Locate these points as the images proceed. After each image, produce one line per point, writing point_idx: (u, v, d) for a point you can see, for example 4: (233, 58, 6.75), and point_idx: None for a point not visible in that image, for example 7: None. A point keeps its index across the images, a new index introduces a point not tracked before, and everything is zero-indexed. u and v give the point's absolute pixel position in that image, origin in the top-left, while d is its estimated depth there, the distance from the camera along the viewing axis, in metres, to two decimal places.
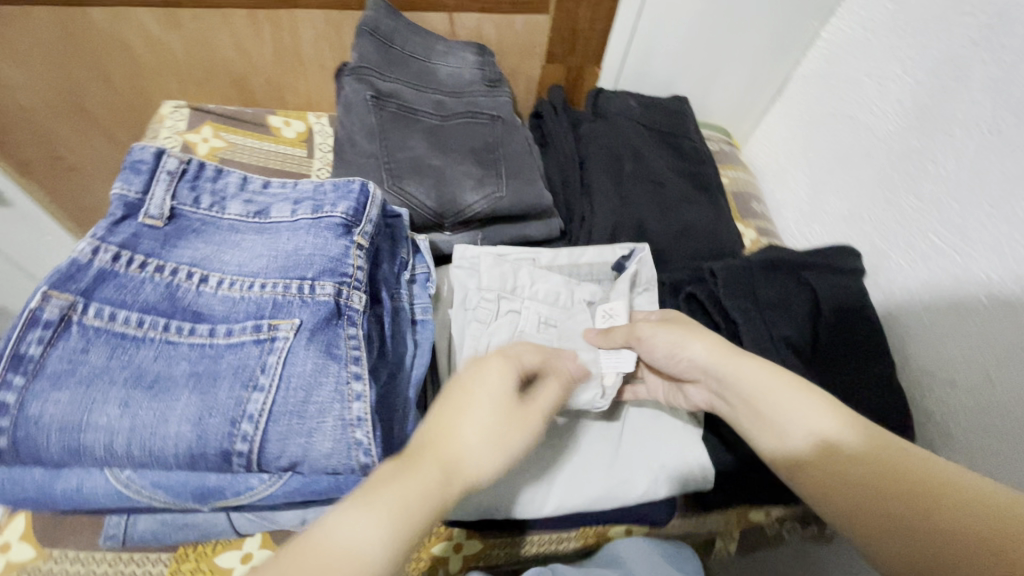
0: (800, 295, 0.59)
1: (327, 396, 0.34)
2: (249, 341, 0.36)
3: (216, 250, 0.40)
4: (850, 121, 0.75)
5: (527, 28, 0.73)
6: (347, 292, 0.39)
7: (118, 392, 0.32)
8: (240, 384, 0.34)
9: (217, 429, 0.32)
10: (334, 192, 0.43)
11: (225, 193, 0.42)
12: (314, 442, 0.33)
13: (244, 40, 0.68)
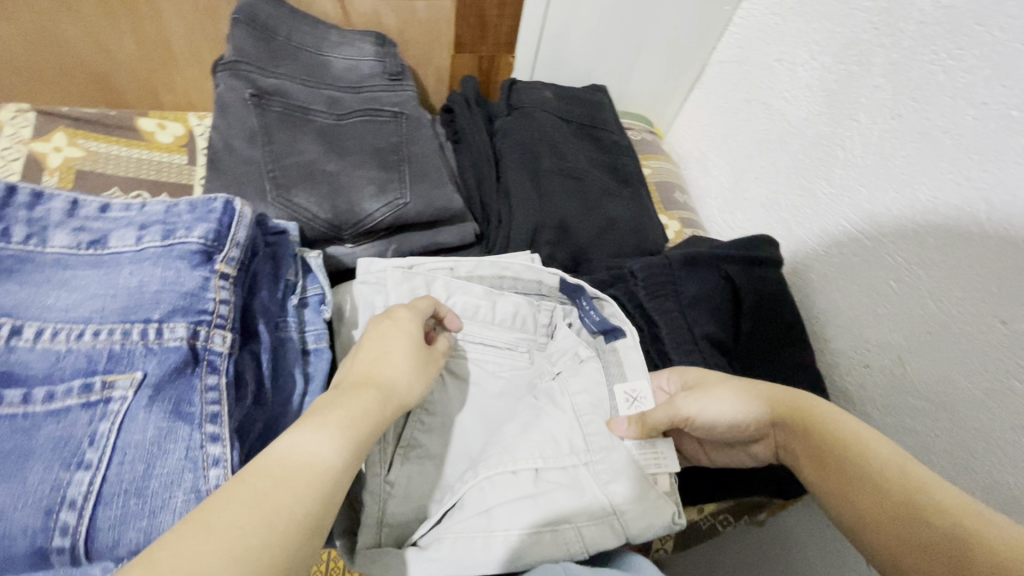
0: (721, 289, 0.57)
1: (175, 465, 0.29)
2: (76, 405, 0.30)
3: (36, 293, 0.33)
4: (764, 107, 0.75)
5: (430, 15, 0.67)
6: (205, 333, 0.33)
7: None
8: (60, 462, 0.28)
9: (27, 523, 0.26)
10: (190, 213, 0.37)
11: (46, 222, 0.35)
12: (159, 524, 0.28)
13: (98, 31, 0.59)
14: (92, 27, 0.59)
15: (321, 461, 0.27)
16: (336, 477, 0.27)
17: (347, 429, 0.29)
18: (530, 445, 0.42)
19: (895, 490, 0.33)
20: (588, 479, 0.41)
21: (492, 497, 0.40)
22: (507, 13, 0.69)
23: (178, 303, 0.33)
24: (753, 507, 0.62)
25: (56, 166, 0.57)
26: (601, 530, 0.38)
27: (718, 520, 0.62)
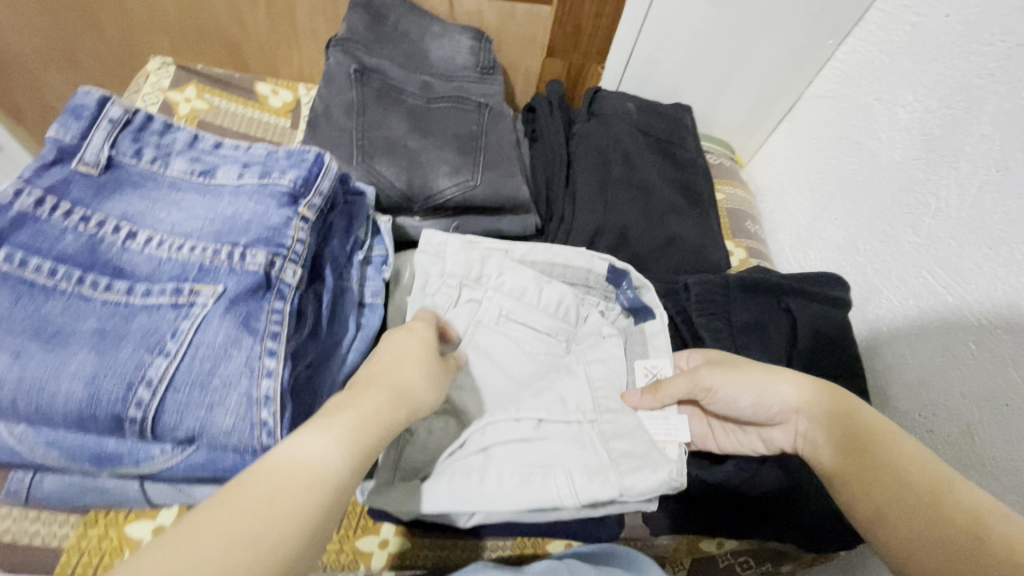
0: (776, 320, 0.56)
1: (235, 368, 0.32)
2: (166, 304, 0.34)
3: (152, 207, 0.38)
4: (856, 146, 0.72)
5: (528, 17, 0.70)
6: (280, 264, 0.37)
7: (13, 341, 0.31)
8: (146, 347, 0.32)
9: (111, 392, 0.30)
10: (286, 159, 0.41)
11: (170, 149, 0.40)
12: (214, 417, 0.31)
13: (238, 3, 0.67)
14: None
15: (327, 465, 0.27)
16: (332, 485, 0.27)
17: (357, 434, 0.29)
18: (541, 401, 0.45)
19: (924, 492, 0.34)
20: (590, 435, 0.44)
21: (493, 437, 0.44)
22: (602, 23, 0.71)
23: (263, 232, 0.38)
24: (779, 556, 0.59)
25: (183, 113, 0.65)
26: (595, 480, 0.42)
27: (736, 562, 0.59)
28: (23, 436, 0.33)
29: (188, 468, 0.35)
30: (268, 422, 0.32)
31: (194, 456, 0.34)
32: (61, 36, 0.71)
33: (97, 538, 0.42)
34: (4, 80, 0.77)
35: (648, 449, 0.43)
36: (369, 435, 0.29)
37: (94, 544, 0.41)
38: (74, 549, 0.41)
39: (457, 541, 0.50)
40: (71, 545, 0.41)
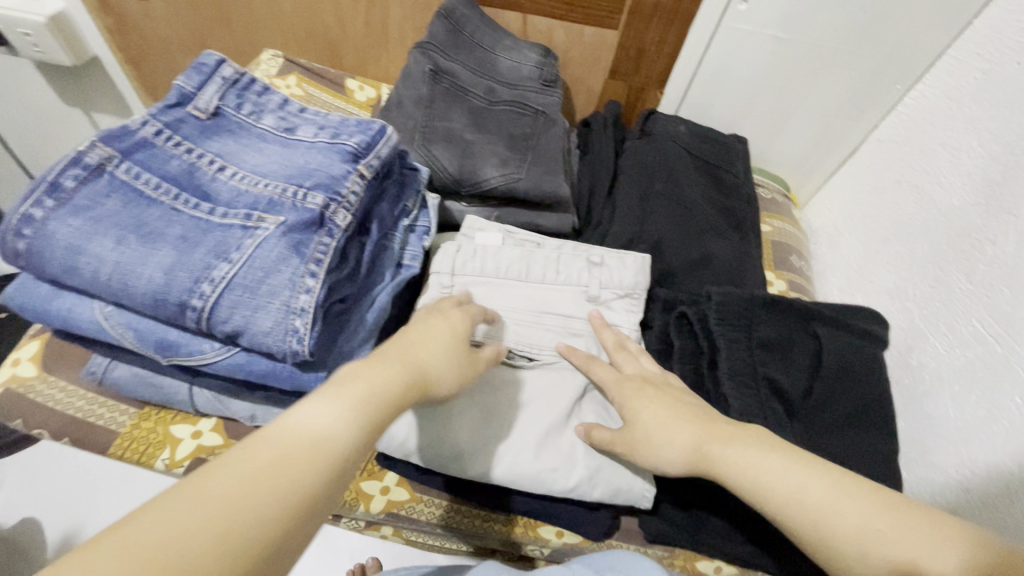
0: (802, 342, 0.55)
1: (282, 281, 0.37)
2: (237, 225, 0.40)
3: (241, 150, 0.45)
4: (916, 191, 0.70)
5: (595, 40, 0.75)
6: (333, 208, 0.42)
7: (117, 232, 0.37)
8: (215, 253, 0.38)
9: (182, 283, 0.36)
10: (355, 127, 0.48)
11: (264, 107, 0.48)
12: (257, 317, 0.37)
13: (343, 10, 0.77)
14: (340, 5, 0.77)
15: (320, 435, 0.28)
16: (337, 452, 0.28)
17: (355, 406, 0.30)
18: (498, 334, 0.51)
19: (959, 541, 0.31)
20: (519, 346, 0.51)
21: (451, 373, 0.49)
22: (665, 50, 0.75)
23: (326, 180, 0.44)
24: None
25: None
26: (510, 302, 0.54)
27: None
28: (110, 315, 0.40)
29: (229, 368, 0.40)
30: (301, 331, 0.37)
31: (236, 356, 0.39)
32: (198, 28, 0.84)
33: (146, 429, 0.48)
34: (149, 63, 0.92)
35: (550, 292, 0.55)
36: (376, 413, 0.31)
37: (144, 432, 0.48)
38: (127, 433, 0.48)
39: (454, 505, 0.52)
40: (126, 430, 0.48)
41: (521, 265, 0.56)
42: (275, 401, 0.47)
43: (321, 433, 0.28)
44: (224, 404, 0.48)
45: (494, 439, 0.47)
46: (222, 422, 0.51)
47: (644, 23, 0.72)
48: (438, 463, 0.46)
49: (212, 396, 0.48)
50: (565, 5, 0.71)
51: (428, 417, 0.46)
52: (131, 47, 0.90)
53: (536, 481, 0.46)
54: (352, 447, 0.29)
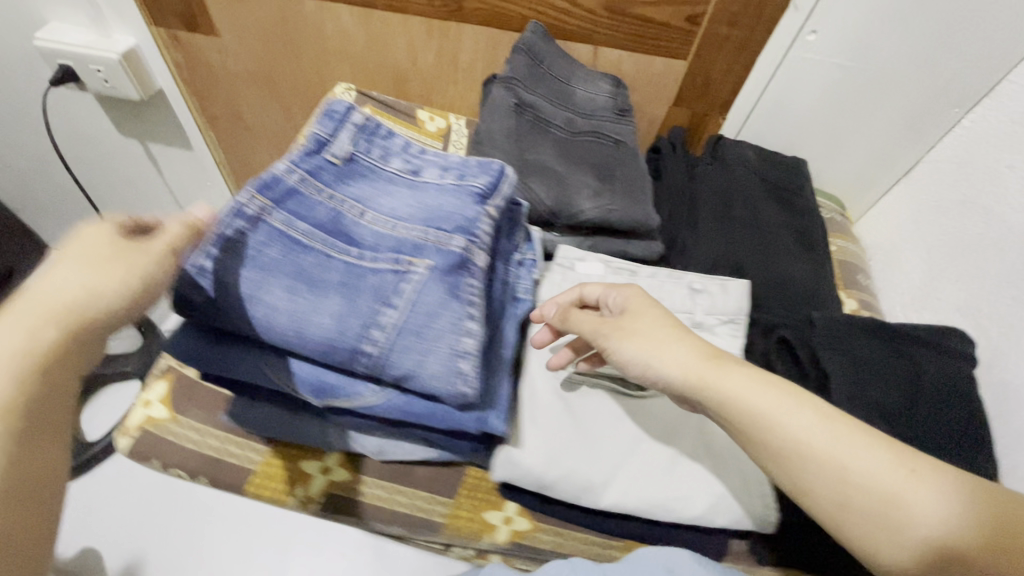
0: (899, 365, 0.56)
1: (445, 325, 0.39)
2: (388, 269, 0.42)
3: (375, 194, 0.47)
4: (984, 212, 0.71)
5: (663, 69, 0.77)
6: (474, 250, 0.44)
7: (286, 281, 0.39)
8: (379, 299, 0.40)
9: (354, 330, 0.38)
10: (477, 167, 0.49)
11: (391, 150, 0.49)
12: (426, 361, 0.38)
13: (416, 43, 0.79)
14: (413, 39, 0.79)
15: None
16: None
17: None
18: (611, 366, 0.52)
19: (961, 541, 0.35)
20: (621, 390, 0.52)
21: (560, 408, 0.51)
22: (732, 78, 0.77)
23: (463, 222, 0.45)
24: None
25: None
26: None
27: None
28: (270, 360, 0.41)
29: (385, 409, 0.42)
30: (468, 375, 0.38)
31: (393, 396, 0.41)
32: (267, 64, 0.87)
33: (279, 467, 0.50)
34: (212, 95, 0.94)
35: None
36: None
37: (277, 470, 0.50)
38: (262, 472, 0.50)
39: (574, 532, 0.53)
40: (259, 468, 0.50)
41: None
42: (407, 435, 0.49)
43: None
44: (354, 438, 0.49)
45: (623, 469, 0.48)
46: (346, 456, 0.52)
47: (713, 54, 0.74)
48: (572, 496, 0.47)
49: (343, 432, 0.49)
50: (637, 38, 0.74)
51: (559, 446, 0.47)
52: (196, 80, 0.92)
53: (665, 509, 0.48)
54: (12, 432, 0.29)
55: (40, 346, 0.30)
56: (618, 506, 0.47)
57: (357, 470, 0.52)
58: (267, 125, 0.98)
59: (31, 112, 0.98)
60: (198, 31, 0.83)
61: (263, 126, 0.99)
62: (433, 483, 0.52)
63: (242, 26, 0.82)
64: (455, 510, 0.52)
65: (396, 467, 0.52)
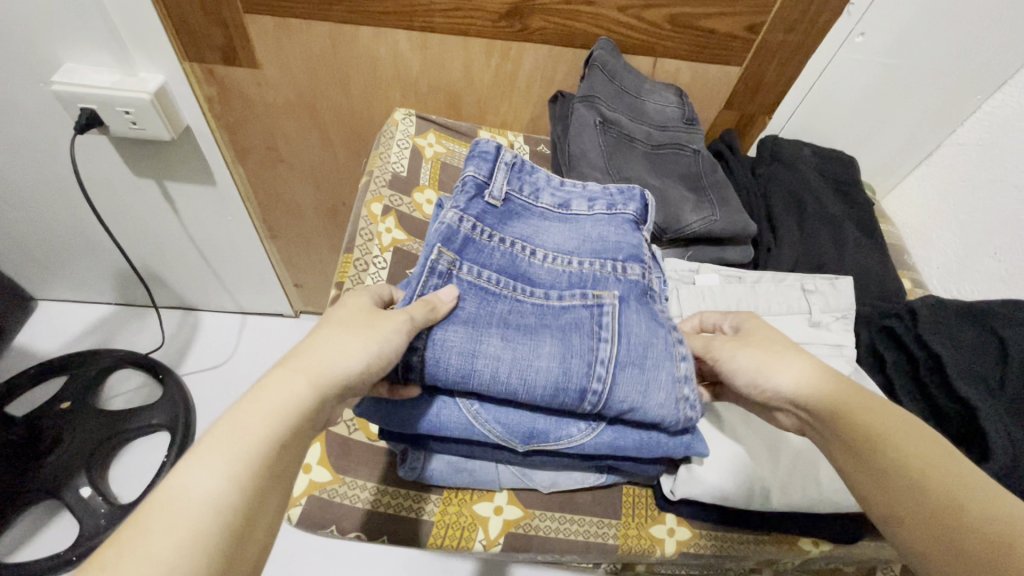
0: (985, 341, 0.62)
1: (660, 351, 0.43)
2: (581, 303, 0.44)
3: (537, 232, 0.51)
4: (1015, 189, 0.77)
5: (718, 76, 0.80)
6: (646, 275, 0.49)
7: (497, 331, 0.42)
8: (590, 335, 0.42)
9: (578, 368, 0.41)
10: (621, 195, 0.54)
11: (539, 186, 0.53)
12: (649, 390, 0.42)
13: (474, 64, 0.79)
14: (471, 61, 0.79)
15: (219, 489, 0.29)
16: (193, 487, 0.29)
17: (244, 454, 0.31)
18: None
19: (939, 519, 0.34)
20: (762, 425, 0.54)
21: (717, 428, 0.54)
22: (782, 80, 0.80)
23: (629, 254, 0.50)
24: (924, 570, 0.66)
25: (429, 156, 0.77)
26: None
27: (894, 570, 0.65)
28: (476, 413, 0.43)
29: (595, 446, 0.45)
30: (687, 399, 0.43)
31: (602, 433, 0.45)
32: (313, 92, 0.85)
33: (455, 513, 0.50)
34: (245, 128, 0.92)
35: (778, 321, 0.59)
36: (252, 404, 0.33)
37: (453, 518, 0.50)
38: (440, 522, 0.49)
39: (729, 534, 0.56)
40: (436, 519, 0.50)
41: (747, 300, 0.60)
42: (582, 465, 0.51)
43: (220, 484, 0.30)
44: (529, 475, 0.50)
45: (786, 472, 0.51)
46: (511, 493, 0.53)
47: (767, 59, 0.77)
48: (746, 501, 0.50)
49: (517, 472, 0.50)
50: (698, 47, 0.76)
51: (728, 455, 0.51)
52: (230, 113, 0.89)
53: (831, 503, 0.50)
54: (257, 484, 0.31)
55: (296, 406, 0.34)
56: (789, 505, 0.50)
57: (526, 505, 0.52)
58: (305, 151, 0.97)
59: (41, 160, 0.90)
60: (238, 64, 0.80)
61: (301, 154, 0.98)
62: (599, 506, 0.53)
63: (287, 57, 0.79)
64: (623, 529, 0.53)
65: (562, 498, 0.53)
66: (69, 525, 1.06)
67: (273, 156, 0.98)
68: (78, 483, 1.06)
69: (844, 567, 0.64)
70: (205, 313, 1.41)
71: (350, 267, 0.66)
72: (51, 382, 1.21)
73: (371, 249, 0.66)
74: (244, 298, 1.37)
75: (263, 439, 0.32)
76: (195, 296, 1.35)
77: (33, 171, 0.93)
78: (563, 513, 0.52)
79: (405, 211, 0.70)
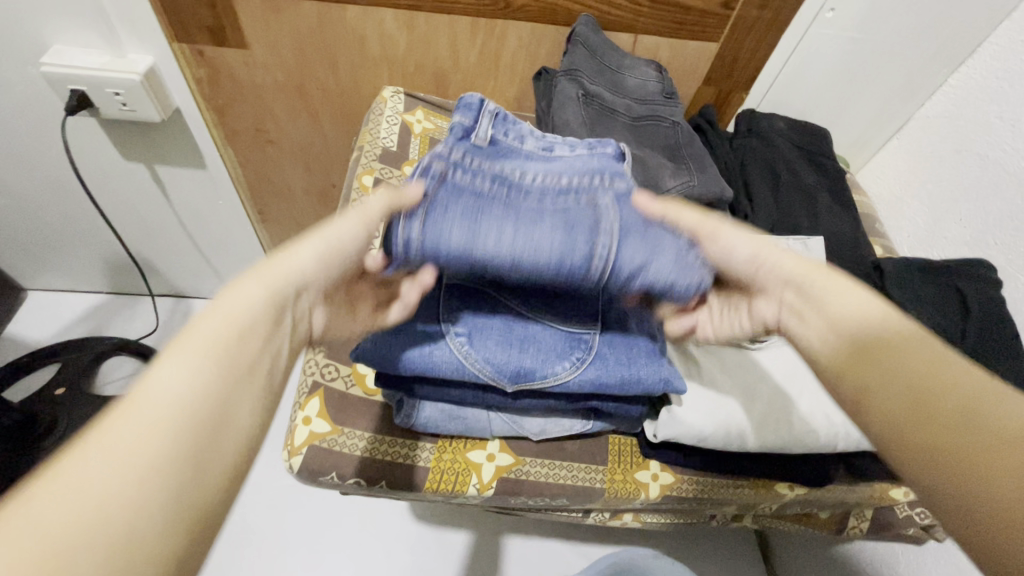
0: (947, 295, 0.66)
1: (661, 229, 0.45)
2: (579, 197, 0.46)
3: (528, 159, 0.52)
4: (978, 158, 0.81)
5: (696, 52, 0.83)
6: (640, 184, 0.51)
7: (499, 213, 0.42)
8: (593, 223, 0.43)
9: (583, 236, 0.42)
10: (602, 142, 0.57)
11: (522, 132, 0.56)
12: (656, 253, 0.43)
13: (460, 42, 0.81)
14: (457, 39, 0.81)
15: (183, 388, 0.31)
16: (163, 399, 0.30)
17: (208, 350, 0.33)
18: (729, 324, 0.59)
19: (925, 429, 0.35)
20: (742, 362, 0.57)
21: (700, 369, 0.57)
22: (757, 57, 0.84)
23: (621, 171, 0.51)
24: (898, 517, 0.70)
25: (417, 133, 0.79)
26: None
27: (866, 516, 0.70)
28: (467, 354, 0.46)
29: (579, 383, 0.47)
30: (696, 263, 0.44)
31: (586, 370, 0.47)
32: (302, 72, 0.86)
33: (450, 460, 0.53)
34: (236, 110, 0.93)
35: None
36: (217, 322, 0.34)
37: (448, 464, 0.53)
38: (435, 468, 0.52)
39: (710, 478, 0.59)
40: (433, 465, 0.52)
41: None
42: (570, 411, 0.53)
43: (186, 381, 0.31)
44: (519, 422, 0.53)
45: (762, 411, 0.53)
46: (503, 442, 0.55)
47: (743, 35, 0.80)
48: (723, 442, 0.53)
49: (508, 419, 0.53)
50: (676, 24, 0.78)
51: (710, 397, 0.54)
52: (219, 95, 0.90)
53: (802, 441, 0.54)
54: (223, 376, 0.33)
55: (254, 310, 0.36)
56: (765, 444, 0.53)
57: (517, 453, 0.55)
58: (293, 134, 0.99)
59: (30, 144, 0.90)
60: (227, 43, 0.81)
61: (290, 136, 0.99)
62: (586, 454, 0.56)
63: (275, 37, 0.81)
64: (610, 474, 0.56)
65: (551, 445, 0.56)
66: None
67: (263, 138, 0.99)
68: None
69: (819, 512, 0.69)
70: (196, 301, 1.41)
71: None
72: (44, 369, 1.21)
73: None
74: None
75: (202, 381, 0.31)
76: (185, 283, 1.36)
77: (21, 156, 0.93)
78: (553, 460, 0.55)
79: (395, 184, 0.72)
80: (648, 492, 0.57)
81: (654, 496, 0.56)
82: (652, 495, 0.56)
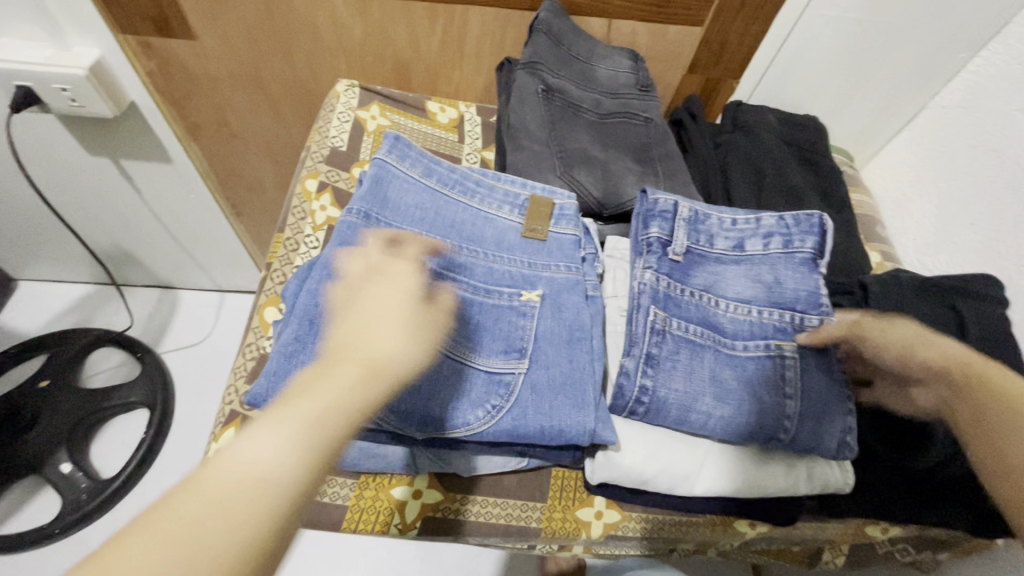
0: (942, 317, 0.59)
1: (836, 404, 0.49)
2: (764, 355, 0.50)
3: (717, 280, 0.54)
4: (995, 154, 0.72)
5: (677, 37, 0.75)
6: (828, 321, 0.52)
7: (710, 392, 0.47)
8: (776, 391, 0.48)
9: (770, 422, 0.47)
10: (798, 226, 0.56)
11: (712, 232, 0.56)
12: (826, 441, 0.48)
13: (418, 31, 0.75)
14: (414, 27, 0.75)
15: (269, 460, 0.27)
16: (267, 481, 0.26)
17: (306, 421, 0.28)
18: None
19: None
20: None
21: None
22: (745, 43, 0.76)
23: (818, 285, 0.53)
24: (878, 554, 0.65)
25: (372, 129, 0.74)
26: None
27: (842, 552, 0.65)
28: None
29: (495, 433, 0.44)
30: (849, 441, 0.49)
31: (504, 421, 0.44)
32: (255, 64, 0.82)
33: (372, 497, 0.50)
34: (194, 103, 0.89)
35: None
36: (329, 413, 0.29)
37: (369, 502, 0.50)
38: (355, 506, 0.50)
39: (660, 515, 0.54)
40: (353, 502, 0.50)
41: None
42: (501, 452, 0.49)
43: (275, 452, 0.27)
44: (446, 460, 0.49)
45: (712, 453, 0.49)
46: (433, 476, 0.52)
47: (728, 19, 0.72)
48: (668, 486, 0.49)
49: (434, 456, 0.49)
50: (652, 7, 0.71)
51: (659, 437, 0.49)
52: (174, 87, 0.85)
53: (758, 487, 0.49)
54: (308, 464, 0.28)
55: (356, 395, 0.31)
56: (715, 489, 0.48)
57: (447, 489, 0.52)
58: (256, 128, 0.95)
59: None
60: (174, 35, 0.77)
61: (254, 131, 0.96)
62: (522, 490, 0.52)
63: (221, 27, 0.76)
64: (549, 511, 0.53)
65: (485, 482, 0.52)
66: (50, 500, 1.09)
67: (225, 132, 0.95)
68: (58, 459, 1.08)
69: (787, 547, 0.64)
70: (183, 292, 1.41)
71: (281, 246, 0.64)
72: (32, 361, 1.22)
73: (303, 228, 0.64)
74: (220, 276, 1.36)
75: (232, 520, 0.25)
76: (169, 274, 1.35)
77: None
78: (483, 497, 0.52)
79: (342, 186, 0.68)
80: (592, 530, 0.53)
81: (597, 535, 0.53)
82: (595, 533, 0.53)
